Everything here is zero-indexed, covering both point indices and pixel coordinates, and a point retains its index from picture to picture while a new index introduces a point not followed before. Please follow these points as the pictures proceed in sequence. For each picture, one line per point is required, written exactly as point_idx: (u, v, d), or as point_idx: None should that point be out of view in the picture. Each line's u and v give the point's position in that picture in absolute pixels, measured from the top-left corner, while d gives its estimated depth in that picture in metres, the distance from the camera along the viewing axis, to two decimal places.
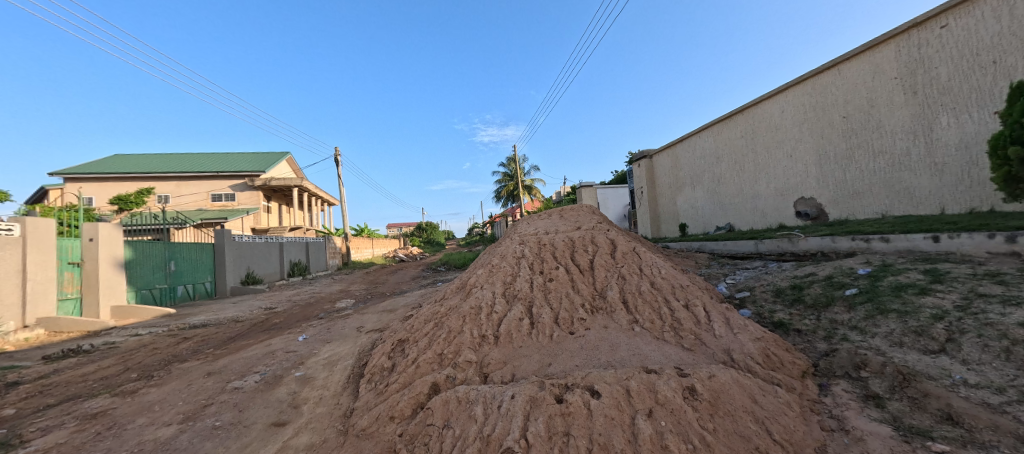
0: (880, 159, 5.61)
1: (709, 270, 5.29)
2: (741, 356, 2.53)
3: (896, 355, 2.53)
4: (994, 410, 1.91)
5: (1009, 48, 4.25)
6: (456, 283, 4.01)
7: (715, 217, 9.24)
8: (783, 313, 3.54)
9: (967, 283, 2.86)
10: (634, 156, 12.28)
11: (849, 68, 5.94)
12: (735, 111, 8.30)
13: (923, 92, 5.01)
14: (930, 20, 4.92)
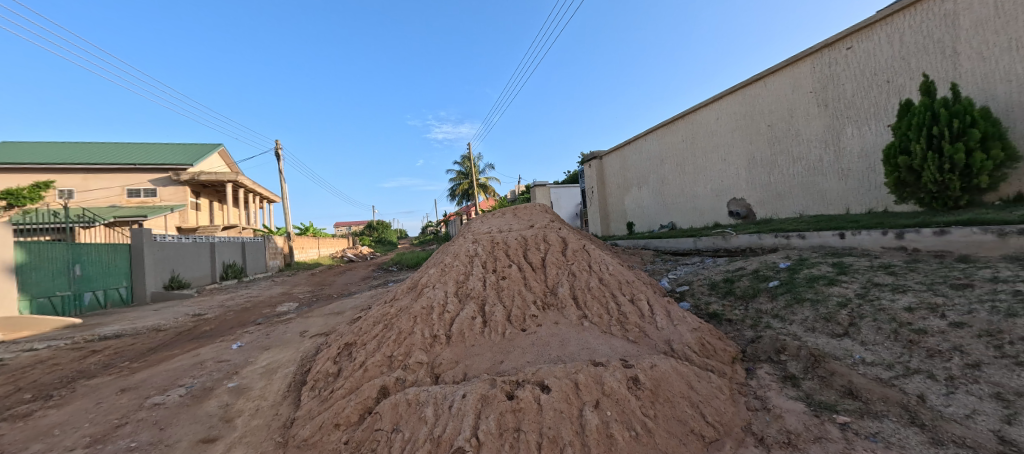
0: (798, 164, 6.24)
1: (653, 266, 5.59)
2: (680, 346, 2.69)
3: (810, 339, 2.82)
4: (884, 385, 2.22)
5: (898, 71, 4.88)
6: (407, 283, 3.89)
7: (659, 216, 9.79)
8: (716, 304, 3.82)
9: (866, 273, 3.26)
10: (586, 157, 12.67)
11: (774, 81, 6.55)
12: (677, 117, 8.83)
13: (833, 106, 5.64)
14: (837, 42, 5.56)
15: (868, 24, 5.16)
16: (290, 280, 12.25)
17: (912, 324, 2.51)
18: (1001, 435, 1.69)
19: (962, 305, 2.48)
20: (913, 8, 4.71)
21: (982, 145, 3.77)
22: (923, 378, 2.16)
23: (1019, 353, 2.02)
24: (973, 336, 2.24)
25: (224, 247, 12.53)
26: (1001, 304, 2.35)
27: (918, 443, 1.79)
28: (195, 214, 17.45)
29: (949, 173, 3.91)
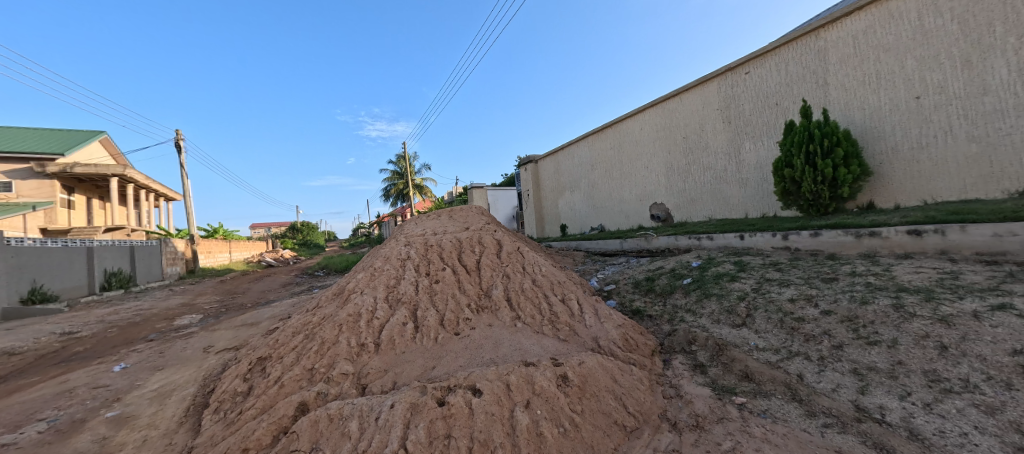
0: (707, 173, 6.92)
1: (584, 266, 5.87)
2: (606, 342, 2.84)
3: (715, 330, 3.14)
4: (773, 367, 2.56)
5: (785, 95, 5.66)
6: (333, 289, 3.65)
7: (590, 219, 10.28)
8: (639, 301, 4.09)
9: (760, 270, 3.72)
10: (522, 161, 12.91)
11: (688, 97, 7.18)
12: (606, 126, 9.30)
13: (734, 122, 6.36)
14: (737, 67, 6.30)
15: (761, 53, 5.90)
16: (197, 288, 10.80)
17: (794, 313, 2.91)
18: (858, 403, 2.12)
19: (829, 294, 2.94)
20: (796, 43, 5.50)
21: (845, 163, 4.51)
22: (801, 359, 2.54)
23: (869, 335, 2.47)
24: (838, 321, 2.67)
25: (107, 252, 10.58)
26: (857, 293, 2.82)
27: (799, 415, 2.15)
28: (67, 214, 14.66)
29: (820, 185, 4.63)
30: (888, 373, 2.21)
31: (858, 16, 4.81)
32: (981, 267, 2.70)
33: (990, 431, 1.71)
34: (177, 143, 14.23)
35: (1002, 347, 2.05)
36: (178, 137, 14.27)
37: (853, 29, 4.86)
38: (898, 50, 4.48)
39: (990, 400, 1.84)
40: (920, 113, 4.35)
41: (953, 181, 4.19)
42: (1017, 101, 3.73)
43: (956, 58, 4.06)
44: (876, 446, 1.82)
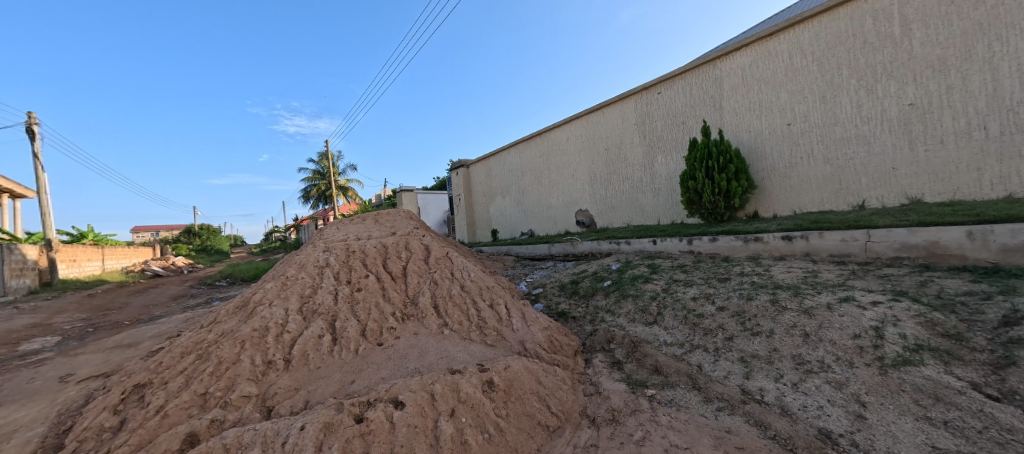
0: (625, 183, 7.42)
1: (514, 271, 5.99)
2: (531, 345, 2.93)
3: (631, 329, 3.39)
4: (678, 360, 2.85)
5: (689, 115, 6.25)
6: (236, 302, 3.27)
7: (520, 224, 10.37)
8: (564, 303, 4.27)
9: (668, 272, 4.10)
10: (453, 165, 12.69)
11: (609, 112, 7.62)
12: (536, 134, 9.50)
13: (648, 137, 6.89)
14: (650, 87, 6.81)
15: (670, 76, 6.46)
16: (54, 304, 8.82)
17: (695, 310, 3.25)
18: (744, 387, 2.44)
19: (723, 292, 3.34)
20: (697, 69, 6.11)
21: (736, 177, 5.24)
22: (700, 351, 2.86)
23: (753, 327, 2.85)
24: (729, 316, 3.04)
25: None
26: (744, 291, 3.25)
27: (698, 401, 2.42)
28: None
29: (717, 196, 5.32)
30: (766, 359, 2.58)
31: (744, 52, 5.55)
32: (833, 267, 3.28)
33: (838, 403, 2.13)
34: (28, 128, 11.65)
35: (846, 332, 2.51)
36: (30, 119, 11.71)
37: (741, 62, 5.57)
38: (775, 83, 5.24)
39: (837, 377, 2.27)
40: (791, 138, 5.13)
41: (814, 195, 4.98)
42: (857, 132, 4.57)
43: (816, 93, 4.87)
44: (758, 424, 2.13)
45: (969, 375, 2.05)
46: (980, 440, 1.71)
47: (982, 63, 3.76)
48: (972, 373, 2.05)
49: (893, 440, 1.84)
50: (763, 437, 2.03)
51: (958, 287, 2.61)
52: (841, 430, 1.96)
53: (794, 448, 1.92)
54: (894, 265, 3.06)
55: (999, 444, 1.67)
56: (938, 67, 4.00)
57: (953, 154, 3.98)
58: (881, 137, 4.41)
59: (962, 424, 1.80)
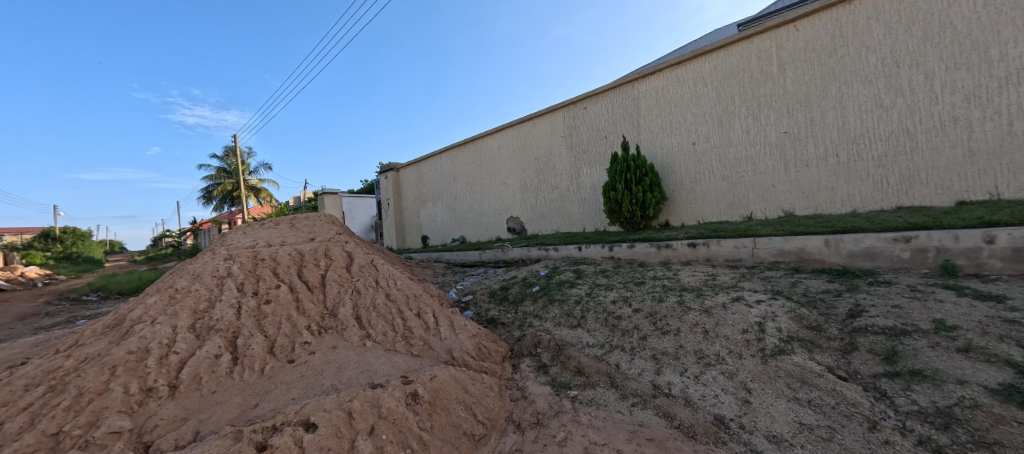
0: (553, 192, 7.64)
1: (444, 278, 5.92)
2: (459, 353, 2.97)
3: (557, 332, 3.53)
4: (599, 360, 3.02)
5: (612, 131, 6.70)
6: (106, 321, 2.80)
7: (450, 230, 10.09)
8: (493, 310, 4.32)
9: (592, 277, 4.34)
10: (382, 168, 12.06)
11: (540, 123, 7.84)
12: (467, 140, 9.34)
13: (575, 149, 7.24)
14: (577, 102, 7.18)
15: (595, 93, 6.86)
16: None
17: (615, 312, 3.49)
18: (655, 382, 2.67)
19: (639, 295, 3.63)
20: (618, 89, 6.58)
21: (650, 190, 5.75)
22: (618, 351, 3.07)
23: (663, 326, 3.13)
24: (643, 317, 3.31)
25: None
26: (657, 293, 3.56)
27: (615, 399, 2.59)
28: None
29: (634, 206, 5.78)
30: (673, 355, 2.85)
31: (657, 76, 6.08)
32: (728, 270, 3.74)
33: (729, 391, 2.42)
34: None
35: (736, 327, 2.86)
36: None
37: (655, 85, 6.11)
38: (682, 106, 5.82)
39: (729, 368, 2.58)
40: (695, 156, 5.74)
41: (713, 207, 5.61)
42: (746, 154, 5.26)
43: (714, 118, 5.50)
44: (666, 415, 2.35)
45: (825, 359, 2.47)
46: (834, 414, 2.08)
47: (835, 102, 4.57)
48: (827, 358, 2.47)
49: (770, 420, 2.15)
50: (669, 427, 2.24)
51: (819, 286, 3.13)
52: (732, 416, 2.23)
53: (694, 435, 2.14)
54: (773, 268, 3.58)
55: (845, 416, 2.04)
56: (805, 103, 4.77)
57: (816, 176, 4.75)
58: (764, 159, 5.12)
59: (820, 402, 2.17)
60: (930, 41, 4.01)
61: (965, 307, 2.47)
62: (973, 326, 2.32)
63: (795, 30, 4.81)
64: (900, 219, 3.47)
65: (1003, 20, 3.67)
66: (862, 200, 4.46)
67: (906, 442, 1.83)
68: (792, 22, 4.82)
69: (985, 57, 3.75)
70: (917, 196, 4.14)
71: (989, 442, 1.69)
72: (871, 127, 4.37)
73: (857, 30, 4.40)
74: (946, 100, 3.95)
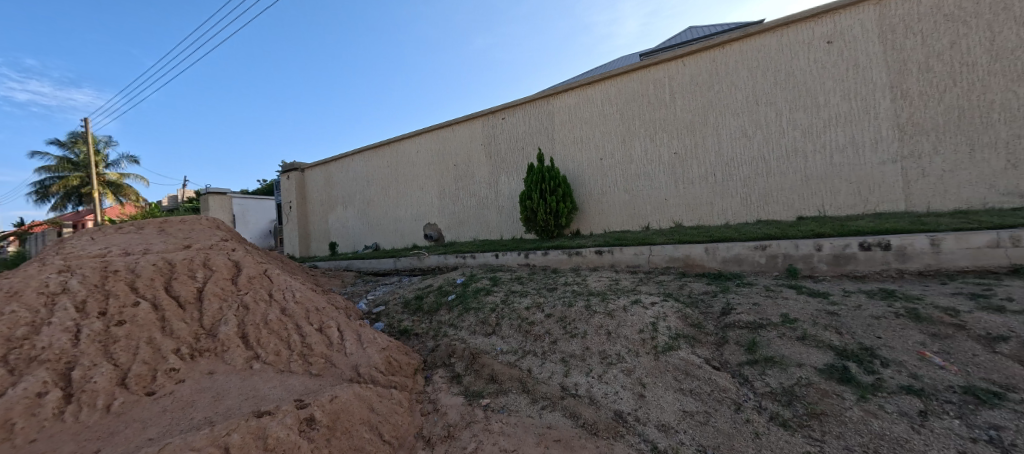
0: (472, 199, 7.61)
1: (353, 288, 5.59)
2: (366, 369, 2.83)
3: (472, 341, 3.51)
4: (511, 366, 3.07)
5: (528, 142, 6.96)
6: None
7: (363, 237, 9.49)
8: (407, 320, 4.18)
9: (507, 283, 4.42)
10: (285, 167, 10.93)
11: (459, 129, 7.80)
12: (383, 142, 8.90)
13: (493, 157, 7.33)
14: (496, 112, 7.31)
15: (512, 104, 7.07)
16: None
17: (528, 318, 3.59)
18: (563, 384, 2.78)
19: (551, 300, 3.78)
20: (535, 103, 6.87)
21: (563, 200, 6.09)
22: (530, 355, 3.16)
23: (572, 330, 3.30)
24: (554, 321, 3.46)
25: None
26: (568, 298, 3.74)
27: (526, 403, 2.64)
28: None
29: (548, 215, 6.06)
30: (580, 356, 3.01)
31: (570, 94, 6.50)
32: (629, 275, 4.09)
33: (627, 387, 2.62)
34: None
35: (634, 328, 3.13)
36: None
37: (568, 102, 6.52)
38: (591, 124, 6.28)
39: (628, 365, 2.80)
40: (602, 170, 6.20)
41: (616, 218, 6.09)
42: (642, 170, 5.85)
43: (618, 136, 6.03)
44: (572, 415, 2.45)
45: (704, 352, 2.82)
46: (710, 400, 2.37)
47: (712, 129, 5.31)
48: (705, 351, 2.83)
49: (660, 410, 2.38)
50: (575, 426, 2.34)
51: (700, 288, 3.58)
52: (630, 410, 2.41)
53: (597, 432, 2.26)
54: (665, 273, 4.02)
55: (718, 401, 2.35)
56: (690, 128, 5.46)
57: (698, 192, 5.45)
58: (658, 176, 5.73)
59: (699, 390, 2.46)
60: (779, 85, 4.88)
61: (802, 303, 3.02)
62: (808, 317, 2.85)
63: (682, 65, 5.51)
64: (758, 230, 4.16)
65: (826, 74, 4.63)
66: (732, 214, 5.23)
67: (762, 419, 2.16)
68: (680, 58, 5.52)
69: (815, 102, 4.69)
70: (771, 212, 4.98)
71: (818, 413, 2.08)
72: (739, 152, 5.16)
73: (728, 70, 5.19)
74: (790, 134, 4.84)
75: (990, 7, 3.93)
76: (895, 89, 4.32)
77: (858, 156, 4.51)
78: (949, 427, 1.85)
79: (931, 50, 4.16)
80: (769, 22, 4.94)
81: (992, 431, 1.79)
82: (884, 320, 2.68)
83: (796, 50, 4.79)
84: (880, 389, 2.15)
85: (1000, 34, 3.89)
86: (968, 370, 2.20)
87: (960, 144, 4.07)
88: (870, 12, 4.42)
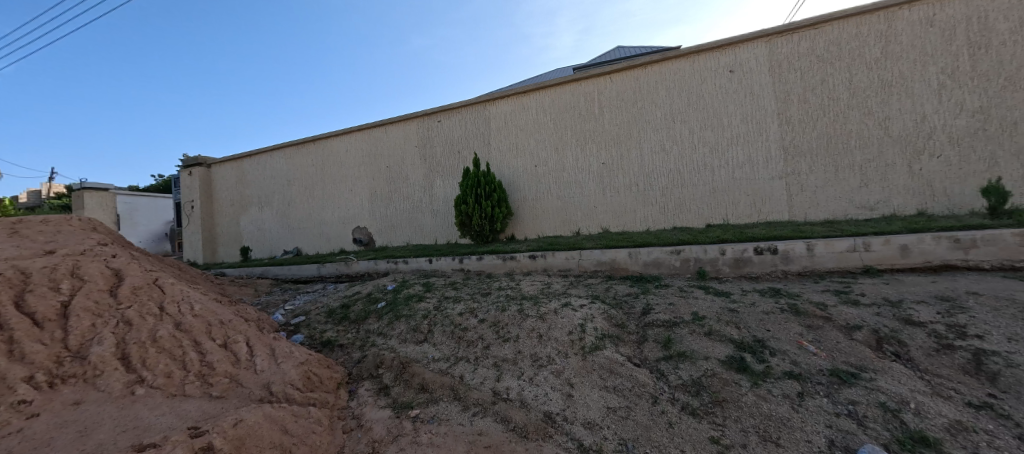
0: (406, 202, 7.38)
1: (268, 298, 5.12)
2: (280, 387, 2.57)
3: (402, 350, 3.38)
4: (443, 374, 3.00)
5: (464, 146, 6.94)
6: None
7: (282, 241, 8.71)
8: (330, 331, 3.92)
9: (440, 289, 4.34)
10: (187, 162, 9.69)
11: (393, 129, 7.55)
12: (308, 139, 8.30)
13: (429, 160, 7.19)
14: (431, 114, 7.19)
15: (448, 107, 7.02)
16: None
17: (461, 324, 3.55)
18: (495, 389, 2.77)
19: (484, 306, 3.78)
20: (472, 107, 6.89)
21: (498, 205, 6.16)
22: (463, 362, 3.13)
23: (504, 334, 3.32)
24: (488, 326, 3.46)
25: None
26: (501, 303, 3.77)
27: (457, 411, 2.58)
28: None
29: (483, 220, 6.10)
30: (512, 360, 3.04)
31: (506, 101, 6.62)
32: (560, 279, 4.25)
33: (556, 388, 2.69)
34: None
35: (564, 330, 3.24)
36: None
37: (503, 109, 6.64)
38: (526, 132, 6.46)
39: (557, 366, 2.88)
40: (537, 177, 6.38)
41: (549, 223, 6.30)
42: (572, 178, 6.14)
43: (551, 145, 6.26)
44: (502, 420, 2.43)
45: (627, 351, 3.01)
46: (631, 395, 2.52)
47: (636, 143, 5.74)
48: (627, 349, 3.01)
49: (586, 408, 2.46)
50: (505, 431, 2.32)
51: (624, 290, 3.83)
52: (558, 411, 2.46)
53: (526, 434, 2.27)
54: (593, 276, 4.24)
55: (638, 396, 2.50)
56: (615, 141, 5.85)
57: (622, 201, 5.84)
58: (587, 184, 6.05)
59: (622, 386, 2.61)
60: (691, 106, 5.44)
61: (709, 302, 3.37)
62: (713, 315, 3.17)
63: (610, 81, 5.91)
64: (674, 236, 4.56)
65: (729, 99, 5.25)
66: (652, 221, 5.68)
67: (675, 410, 2.34)
68: (608, 74, 5.92)
69: (720, 123, 5.30)
70: (684, 219, 5.50)
71: (720, 401, 2.31)
72: (658, 165, 5.63)
73: (648, 89, 5.67)
74: (700, 150, 5.41)
75: (848, 52, 4.76)
76: (781, 116, 5.03)
77: (754, 172, 5.17)
78: (820, 405, 2.17)
79: (808, 84, 4.92)
80: (683, 48, 5.49)
81: (850, 406, 2.14)
82: (772, 314, 3.09)
83: (705, 76, 5.37)
84: (768, 375, 2.45)
85: (856, 76, 4.73)
86: (833, 355, 2.61)
87: (828, 165, 4.85)
88: (762, 48, 5.12)
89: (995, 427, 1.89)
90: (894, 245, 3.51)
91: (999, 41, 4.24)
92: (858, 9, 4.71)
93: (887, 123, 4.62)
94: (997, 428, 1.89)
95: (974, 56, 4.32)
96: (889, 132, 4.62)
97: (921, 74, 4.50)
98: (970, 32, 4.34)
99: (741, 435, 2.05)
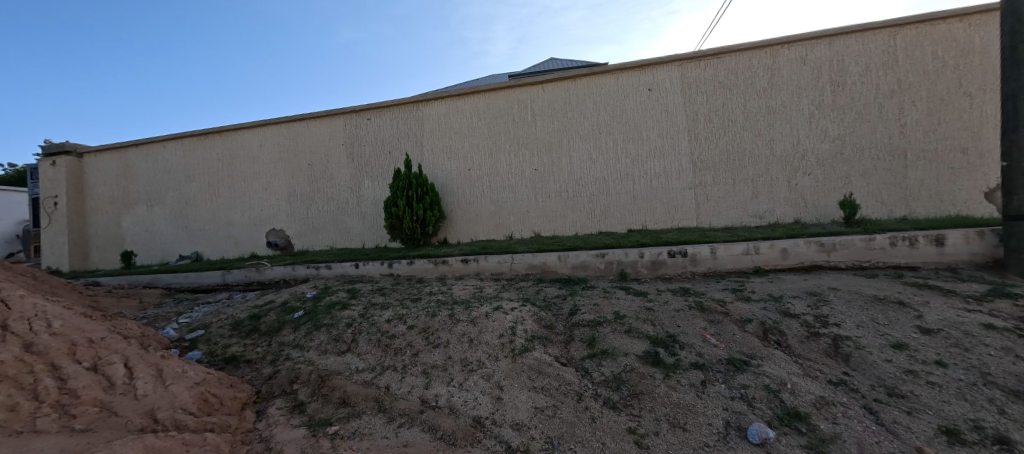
0: (331, 203, 6.92)
1: (157, 311, 4.46)
2: (169, 412, 2.23)
3: (321, 362, 3.16)
4: (368, 385, 2.85)
5: (395, 146, 6.72)
6: None
7: (179, 245, 7.65)
8: (235, 346, 3.53)
9: (367, 296, 4.14)
10: (50, 149, 8.07)
11: (316, 125, 7.04)
12: (215, 130, 7.42)
13: (357, 159, 6.83)
14: (360, 111, 6.85)
15: (380, 105, 6.74)
16: None
17: (388, 332, 3.42)
18: (423, 397, 2.70)
19: (414, 312, 3.68)
20: (404, 107, 6.70)
21: (430, 208, 6.05)
22: (390, 371, 3.01)
23: (434, 340, 3.26)
24: (417, 333, 3.37)
25: None
26: (433, 308, 3.70)
27: (382, 423, 2.46)
28: None
29: (415, 223, 5.94)
30: (442, 367, 2.99)
31: (440, 103, 6.54)
32: (492, 282, 4.30)
33: (486, 392, 2.69)
34: None
35: (495, 333, 3.27)
36: None
37: (437, 110, 6.55)
38: (461, 134, 6.43)
39: (487, 370, 2.89)
40: (470, 180, 6.38)
41: (482, 227, 6.34)
42: (505, 183, 6.25)
43: (485, 149, 6.32)
44: (430, 428, 2.36)
45: (554, 351, 3.13)
46: (557, 393, 2.61)
47: (566, 151, 6.02)
48: (555, 350, 3.13)
49: (515, 410, 2.50)
50: (432, 440, 2.25)
51: (554, 292, 3.99)
52: (487, 415, 2.47)
53: (453, 441, 2.23)
54: (525, 279, 4.35)
55: (564, 394, 2.59)
56: (547, 148, 6.08)
57: (552, 206, 6.08)
58: (519, 189, 6.20)
59: (549, 385, 2.69)
60: (616, 119, 5.85)
61: (628, 301, 3.64)
62: (632, 313, 3.43)
63: (542, 90, 6.13)
64: (599, 240, 4.86)
65: (648, 115, 5.74)
66: (580, 226, 5.99)
67: (598, 405, 2.47)
68: (541, 83, 6.13)
69: (641, 136, 5.78)
70: (608, 225, 5.89)
71: (637, 394, 2.50)
72: (586, 173, 5.97)
73: (576, 101, 5.99)
74: (623, 161, 5.84)
75: (743, 80, 5.48)
76: (691, 133, 5.63)
77: (668, 182, 5.71)
78: (718, 391, 2.45)
79: (712, 106, 5.57)
80: (608, 65, 5.90)
81: (742, 389, 2.44)
82: (682, 311, 3.42)
83: (628, 92, 5.82)
84: (677, 367, 2.71)
85: (749, 101, 5.46)
86: (730, 346, 2.96)
87: (727, 178, 5.53)
88: (675, 71, 5.68)
89: (848, 400, 2.29)
90: (776, 249, 4.10)
91: (851, 81, 5.19)
92: (750, 45, 5.45)
93: (772, 144, 5.40)
94: (848, 401, 2.29)
95: (834, 92, 5.23)
96: (773, 151, 5.40)
97: (797, 104, 5.33)
98: (831, 72, 5.25)
99: (654, 424, 2.23)
